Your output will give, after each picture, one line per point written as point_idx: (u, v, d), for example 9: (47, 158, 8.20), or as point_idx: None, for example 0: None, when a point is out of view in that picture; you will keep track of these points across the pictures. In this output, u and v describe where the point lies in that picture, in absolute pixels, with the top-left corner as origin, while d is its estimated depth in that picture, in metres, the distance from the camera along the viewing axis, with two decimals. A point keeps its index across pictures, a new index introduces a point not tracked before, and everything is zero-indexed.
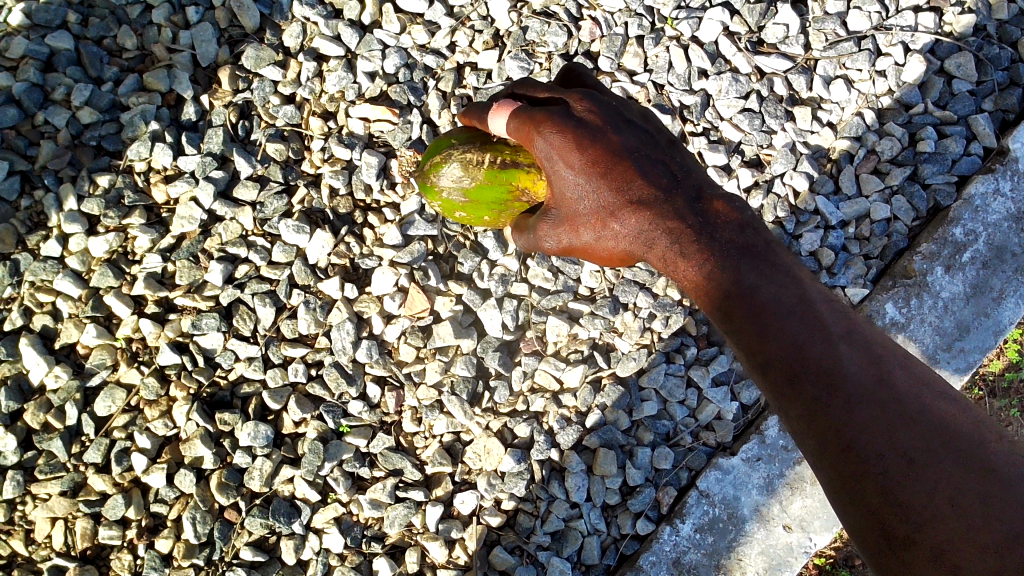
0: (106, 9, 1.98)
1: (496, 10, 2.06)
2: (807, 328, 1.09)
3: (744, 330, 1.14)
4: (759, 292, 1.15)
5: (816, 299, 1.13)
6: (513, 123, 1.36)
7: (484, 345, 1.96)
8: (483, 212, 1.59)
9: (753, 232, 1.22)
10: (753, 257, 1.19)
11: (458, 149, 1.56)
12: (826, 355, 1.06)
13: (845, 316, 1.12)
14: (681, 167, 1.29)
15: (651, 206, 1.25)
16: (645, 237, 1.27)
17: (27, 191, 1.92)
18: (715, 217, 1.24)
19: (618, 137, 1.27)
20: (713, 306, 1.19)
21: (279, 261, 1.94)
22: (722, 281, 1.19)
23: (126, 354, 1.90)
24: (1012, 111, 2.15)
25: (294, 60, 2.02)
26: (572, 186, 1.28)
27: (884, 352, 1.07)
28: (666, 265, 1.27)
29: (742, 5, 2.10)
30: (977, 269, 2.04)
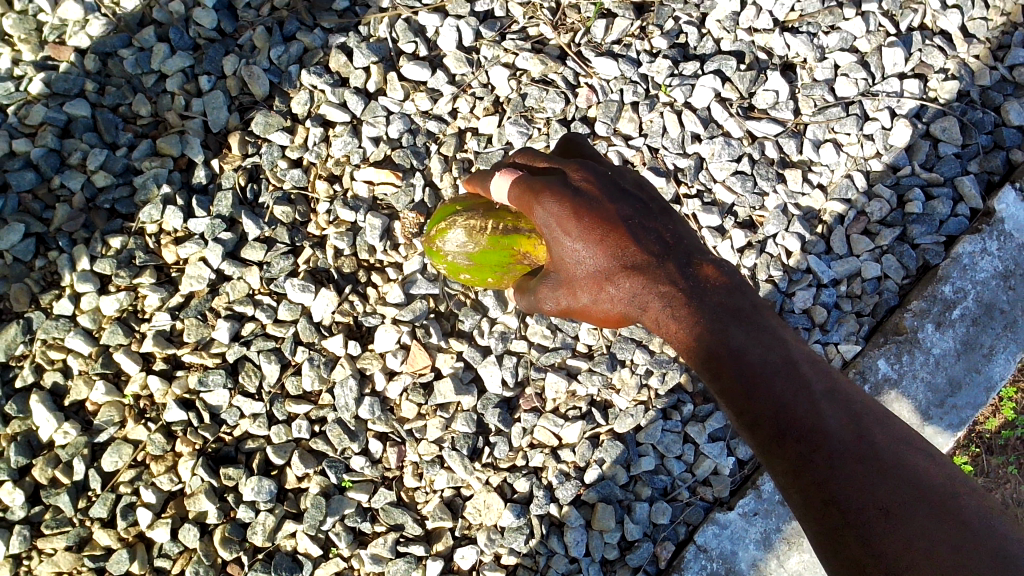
0: (123, 79, 2.09)
1: (496, 77, 2.14)
2: (793, 388, 1.12)
3: (733, 390, 1.17)
4: (747, 353, 1.18)
5: (802, 360, 1.16)
6: (514, 191, 1.40)
7: (484, 401, 2.00)
8: (487, 274, 1.63)
9: (741, 296, 1.25)
10: (741, 320, 1.21)
11: (463, 216, 1.61)
12: (810, 413, 1.10)
13: (830, 377, 1.15)
14: (676, 233, 1.31)
15: (644, 271, 1.28)
16: (638, 300, 1.29)
17: (42, 252, 1.99)
18: (705, 282, 1.27)
19: (612, 204, 1.30)
20: (704, 366, 1.22)
21: (284, 319, 1.99)
22: (710, 343, 1.21)
23: (134, 410, 1.94)
24: (997, 172, 2.22)
25: (301, 126, 2.09)
26: (569, 252, 1.30)
27: (865, 408, 1.11)
28: (659, 327, 1.30)
29: (732, 72, 2.19)
30: (967, 325, 2.09)
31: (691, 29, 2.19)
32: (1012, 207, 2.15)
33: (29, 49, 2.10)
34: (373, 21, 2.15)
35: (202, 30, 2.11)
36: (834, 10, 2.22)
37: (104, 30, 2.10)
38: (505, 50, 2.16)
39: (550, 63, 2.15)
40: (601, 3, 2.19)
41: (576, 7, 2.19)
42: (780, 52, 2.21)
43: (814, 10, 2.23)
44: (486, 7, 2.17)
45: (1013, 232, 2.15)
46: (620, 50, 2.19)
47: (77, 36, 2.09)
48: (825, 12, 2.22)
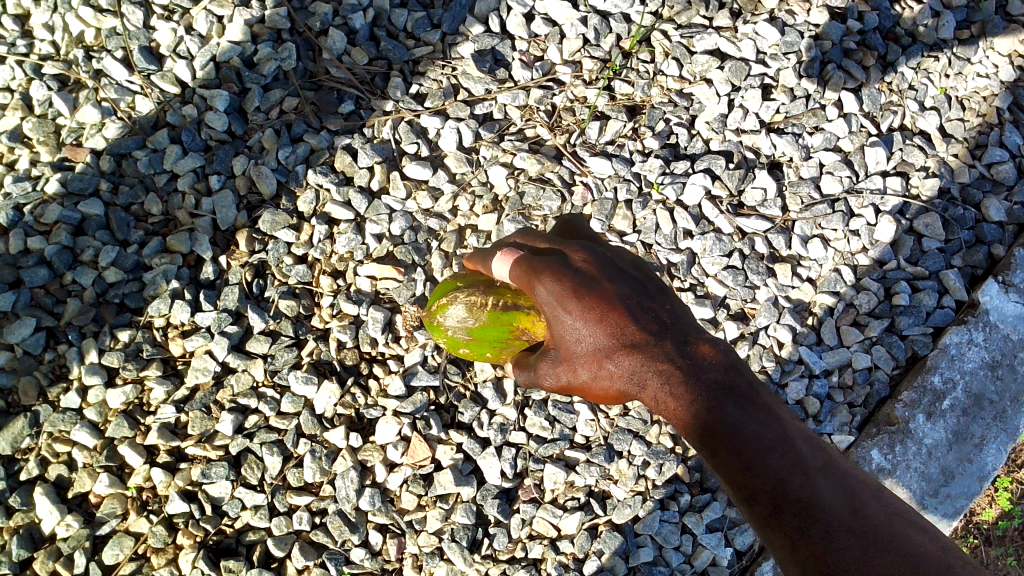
0: (135, 178, 2.17)
1: (495, 177, 2.24)
2: (789, 464, 1.19)
3: (731, 466, 1.22)
4: (744, 430, 1.23)
5: (795, 435, 1.23)
6: (516, 269, 1.44)
7: (483, 493, 2.02)
8: (485, 349, 1.67)
9: (736, 372, 1.30)
10: (737, 397, 1.26)
11: (463, 291, 1.66)
12: (806, 488, 1.17)
13: (819, 450, 1.23)
14: (671, 312, 1.36)
15: (642, 349, 1.32)
16: (637, 377, 1.32)
17: (51, 345, 2.04)
18: (702, 360, 1.32)
19: (611, 284, 1.34)
20: (701, 442, 1.26)
21: (287, 411, 2.03)
22: (707, 418, 1.26)
23: (136, 502, 1.96)
24: (979, 266, 2.30)
25: (307, 223, 2.16)
26: (570, 329, 1.33)
27: (855, 484, 1.20)
28: (655, 403, 1.33)
29: (721, 171, 2.28)
30: (957, 416, 2.14)
31: (682, 130, 2.30)
32: (996, 299, 2.23)
33: (47, 150, 2.19)
34: (377, 123, 2.24)
35: (213, 133, 2.20)
36: (817, 112, 2.34)
37: (119, 133, 2.19)
38: (504, 150, 2.25)
39: (546, 162, 2.25)
40: (595, 105, 2.30)
41: (571, 109, 2.30)
42: (767, 151, 2.31)
43: (798, 112, 2.34)
44: (486, 110, 2.28)
45: (998, 323, 2.21)
46: (614, 150, 2.28)
47: (94, 138, 2.19)
48: (809, 114, 2.34)
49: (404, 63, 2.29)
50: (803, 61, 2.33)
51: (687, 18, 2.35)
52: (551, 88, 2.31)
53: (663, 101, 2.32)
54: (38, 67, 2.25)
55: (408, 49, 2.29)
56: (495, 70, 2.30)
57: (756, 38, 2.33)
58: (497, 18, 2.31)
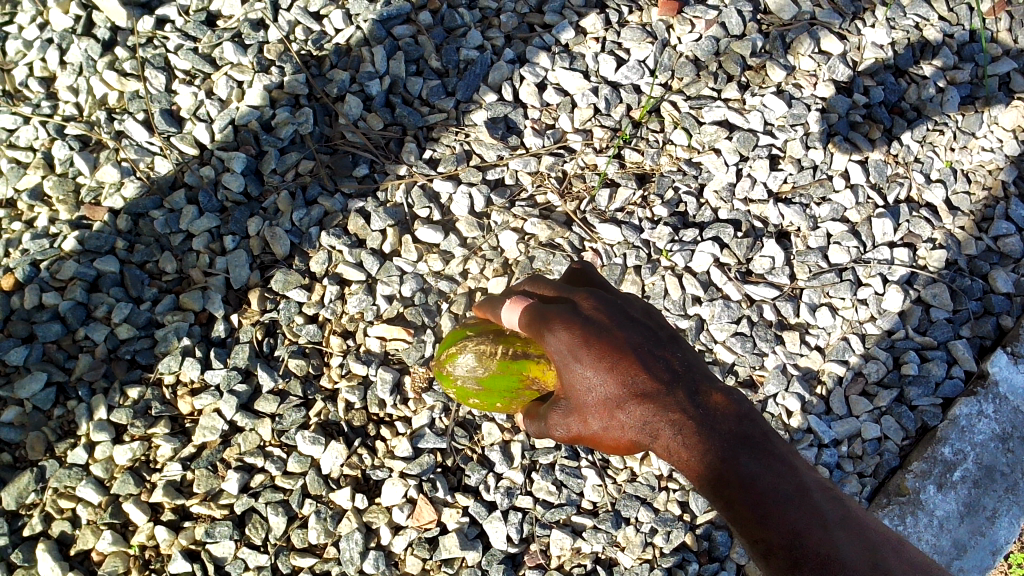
0: (151, 237, 2.20)
1: (505, 241, 2.26)
2: (808, 517, 1.19)
3: (747, 519, 1.22)
4: (759, 482, 1.23)
5: (813, 488, 1.23)
6: (525, 317, 1.47)
7: (489, 557, 2.00)
8: (495, 399, 1.68)
9: (750, 423, 1.30)
10: (751, 448, 1.26)
11: (474, 340, 1.69)
12: (824, 541, 1.17)
13: (839, 503, 1.22)
14: (684, 361, 1.36)
15: (653, 398, 1.32)
16: (649, 428, 1.33)
17: (61, 401, 2.06)
18: (715, 410, 1.31)
19: (621, 333, 1.36)
20: (716, 494, 1.25)
21: (293, 471, 2.02)
22: (721, 470, 1.25)
23: (139, 561, 1.96)
24: (989, 337, 2.30)
25: (319, 283, 2.19)
26: (580, 378, 1.36)
27: (875, 536, 1.19)
28: (670, 455, 1.33)
29: (730, 239, 2.30)
30: (968, 487, 2.12)
31: (690, 199, 2.33)
32: (1005, 370, 2.23)
33: (66, 209, 2.23)
34: (390, 187, 2.28)
35: (230, 194, 2.24)
36: (824, 183, 2.37)
37: (137, 192, 2.23)
38: (515, 216, 2.28)
39: (556, 228, 2.27)
40: (605, 172, 2.34)
41: (581, 176, 2.34)
42: (775, 221, 2.33)
43: (805, 182, 2.37)
44: (497, 175, 2.31)
45: (1008, 395, 2.21)
46: (623, 217, 2.31)
47: (112, 197, 2.23)
48: (816, 184, 2.37)
49: (418, 129, 2.34)
50: (810, 133, 2.37)
51: (696, 89, 2.40)
52: (562, 155, 2.35)
53: (672, 169, 2.35)
54: (61, 128, 2.32)
55: (422, 116, 2.34)
56: (507, 137, 2.35)
57: (764, 110, 2.38)
58: (510, 87, 2.37)
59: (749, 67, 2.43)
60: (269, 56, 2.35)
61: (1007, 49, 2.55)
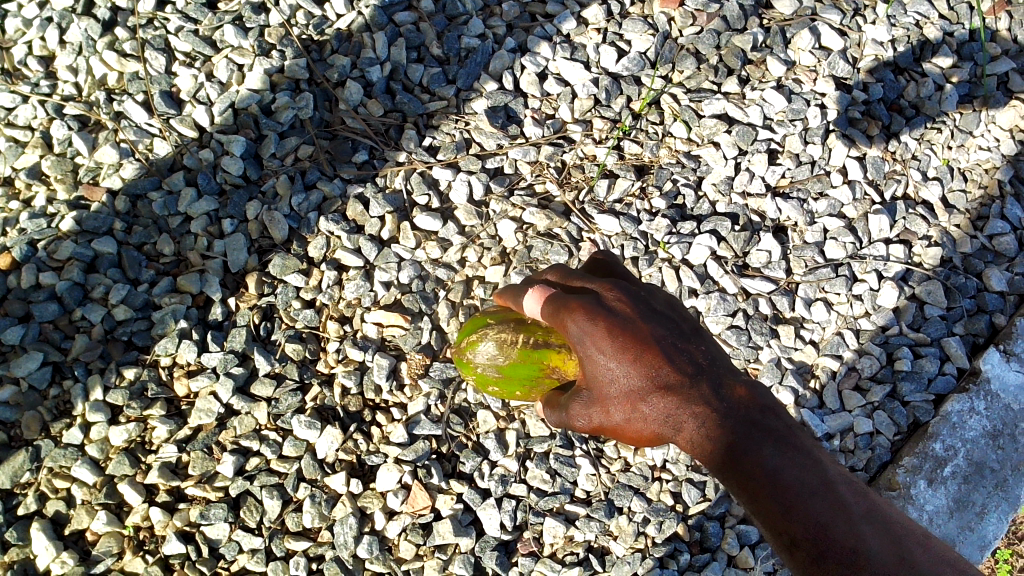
0: (150, 219, 2.20)
1: (503, 230, 2.26)
2: (832, 510, 1.18)
3: (771, 512, 1.21)
4: (783, 474, 1.22)
5: (837, 481, 1.22)
6: (548, 307, 1.49)
7: (482, 544, 2.01)
8: (515, 387, 1.71)
9: (772, 415, 1.31)
10: (776, 440, 1.26)
11: (495, 329, 1.72)
12: (849, 536, 1.16)
13: (865, 497, 1.21)
14: (707, 356, 1.38)
15: (676, 391, 1.34)
16: (672, 420, 1.35)
17: (57, 381, 2.05)
18: (738, 403, 1.32)
19: (646, 324, 1.37)
20: (739, 486, 1.26)
21: (288, 455, 2.03)
22: (745, 461, 1.26)
23: (132, 542, 1.95)
24: (981, 334, 2.31)
25: (316, 269, 2.18)
26: (604, 369, 1.38)
27: (903, 531, 1.18)
28: (692, 447, 1.33)
29: (727, 233, 2.31)
30: (958, 483, 2.14)
31: (689, 191, 2.33)
32: (997, 367, 2.24)
33: (64, 188, 2.22)
34: (390, 173, 2.29)
35: (228, 176, 2.23)
36: (822, 178, 2.38)
37: (136, 174, 2.23)
38: (513, 205, 2.29)
39: (555, 218, 2.28)
40: (604, 163, 2.34)
41: (581, 167, 2.34)
42: (772, 215, 2.35)
43: (803, 177, 2.38)
44: (496, 164, 2.31)
45: (1000, 392, 2.23)
46: (622, 208, 2.31)
47: (111, 177, 2.22)
48: (814, 179, 2.38)
49: (418, 116, 2.34)
50: (809, 128, 2.39)
51: (697, 82, 2.41)
52: (562, 145, 2.35)
53: (671, 162, 2.36)
54: (60, 107, 2.31)
55: (422, 103, 2.35)
56: (507, 126, 2.35)
57: (763, 105, 2.39)
58: (511, 76, 2.37)
59: (749, 61, 2.44)
60: (270, 40, 2.34)
61: (1006, 48, 2.57)
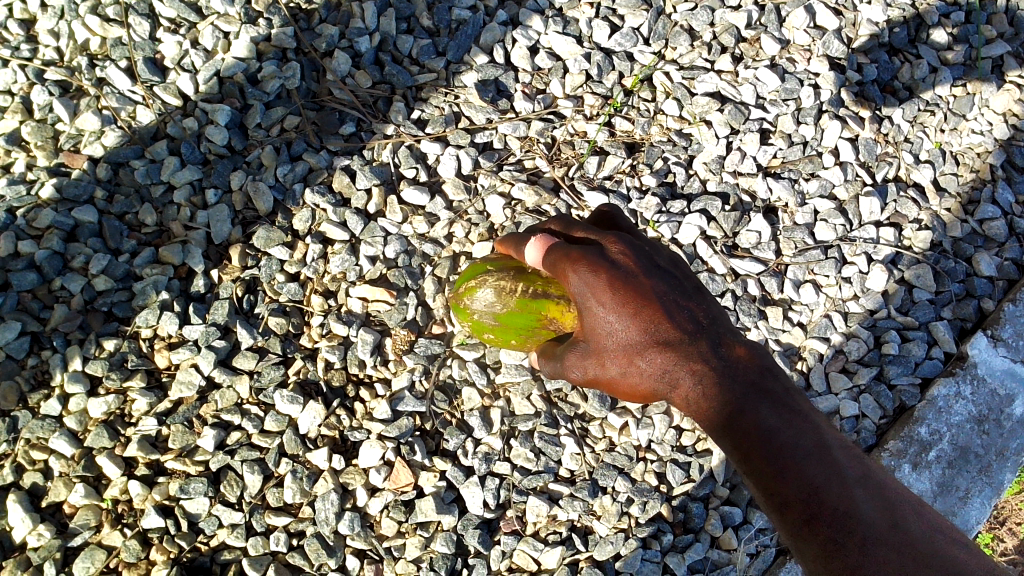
0: (132, 188, 2.16)
1: (492, 206, 2.24)
2: (826, 472, 1.22)
3: (764, 470, 1.26)
4: (778, 434, 1.28)
5: (833, 446, 1.26)
6: (551, 257, 1.52)
7: (465, 522, 1.99)
8: (511, 335, 1.74)
9: (772, 378, 1.37)
10: (774, 402, 1.32)
11: (494, 275, 1.72)
12: (842, 498, 1.19)
13: (860, 463, 1.25)
14: (707, 314, 1.44)
15: (675, 347, 1.40)
16: (668, 375, 1.41)
17: (35, 351, 2.01)
18: (736, 362, 1.38)
19: (649, 279, 1.42)
20: (735, 445, 1.32)
21: (270, 430, 2.00)
22: (742, 420, 1.31)
23: (110, 516, 1.93)
24: (969, 319, 2.31)
25: (301, 242, 2.15)
26: (603, 322, 1.42)
27: (894, 497, 1.22)
28: (688, 404, 1.40)
29: (717, 212, 2.29)
30: (943, 467, 2.14)
31: (679, 169, 2.31)
32: (984, 352, 2.24)
33: (44, 155, 2.18)
34: (377, 146, 2.25)
35: (212, 146, 2.20)
36: (813, 159, 2.37)
37: (118, 141, 2.18)
38: (502, 180, 2.26)
39: (543, 194, 2.26)
40: (594, 140, 2.31)
41: (571, 143, 2.32)
42: (763, 195, 2.33)
43: (795, 158, 2.36)
44: (486, 139, 2.29)
45: (986, 376, 2.22)
46: (612, 185, 2.30)
47: (92, 145, 2.18)
48: (805, 160, 2.37)
49: (407, 88, 2.31)
50: (802, 108, 2.37)
51: (689, 59, 2.38)
52: (551, 121, 2.33)
53: (662, 140, 2.34)
54: (40, 72, 2.24)
55: (411, 75, 2.31)
56: (497, 100, 2.31)
57: (757, 83, 2.36)
58: (502, 50, 2.33)
59: (744, 39, 2.41)
60: (257, 7, 2.28)
61: (1001, 31, 2.54)
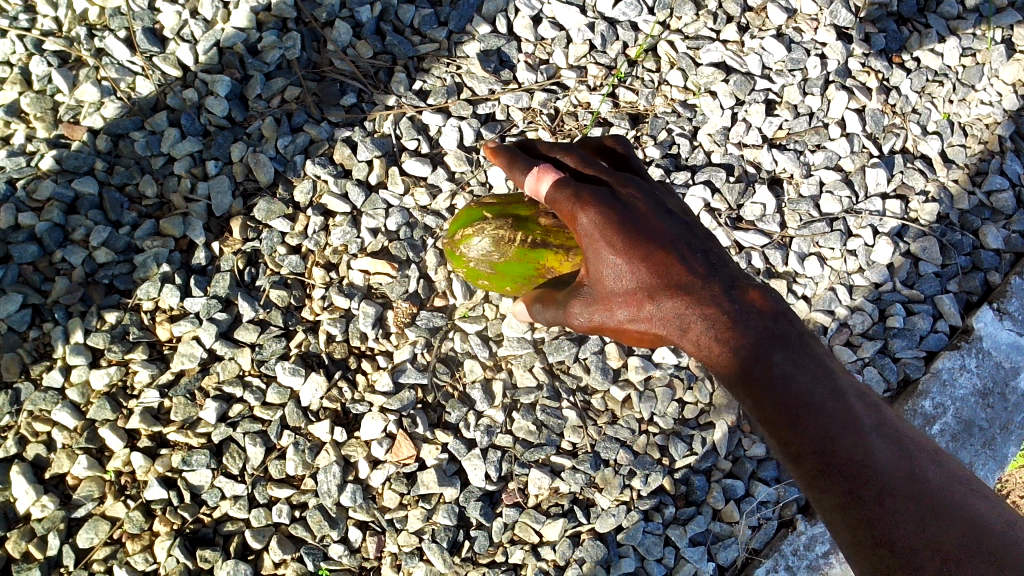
0: (132, 160, 2.15)
1: (493, 177, 2.20)
2: (840, 419, 1.26)
3: (778, 418, 1.30)
4: (791, 379, 1.31)
5: (847, 391, 1.30)
6: (556, 195, 1.48)
7: (466, 494, 1.99)
8: (506, 283, 1.78)
9: (785, 320, 1.37)
10: (786, 346, 1.34)
11: (490, 223, 1.71)
12: (859, 448, 1.24)
13: (872, 409, 1.30)
14: (718, 257, 1.44)
15: (688, 291, 1.40)
16: (680, 319, 1.41)
17: (37, 323, 2.02)
18: (749, 302, 1.39)
19: (661, 224, 1.44)
20: (749, 391, 1.34)
21: (272, 402, 2.01)
22: (755, 366, 1.34)
23: (114, 487, 1.94)
24: (975, 293, 2.29)
25: (302, 214, 2.14)
26: (613, 270, 1.42)
27: (911, 446, 1.26)
28: (698, 347, 1.40)
29: (721, 184, 2.27)
30: (946, 441, 2.12)
31: (684, 141, 2.29)
32: (990, 326, 2.23)
33: (44, 126, 2.16)
34: (379, 118, 2.23)
35: (213, 118, 2.18)
36: (820, 130, 2.34)
37: (118, 113, 2.17)
38: None
39: None
40: (598, 111, 2.30)
41: (574, 114, 2.30)
42: (768, 167, 2.31)
43: (801, 129, 2.34)
44: (488, 110, 2.27)
45: (991, 350, 2.21)
46: None
47: (92, 116, 2.16)
48: (812, 132, 2.34)
49: (409, 59, 2.29)
50: (808, 79, 2.35)
51: (694, 29, 2.35)
52: (555, 92, 2.31)
53: (666, 111, 2.31)
54: (39, 43, 2.22)
55: (413, 45, 2.29)
56: (499, 71, 2.30)
57: (762, 54, 2.34)
58: (505, 19, 2.31)
59: (750, 8, 2.37)
60: None
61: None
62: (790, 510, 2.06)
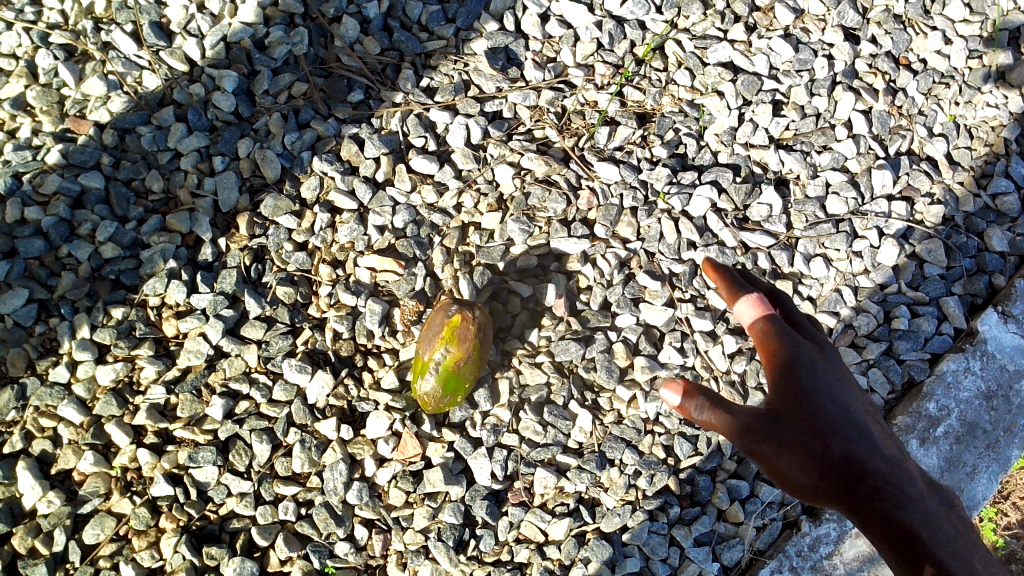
0: (138, 155, 2.14)
1: (501, 175, 2.20)
2: (962, 531, 1.47)
3: (881, 531, 1.44)
4: (919, 498, 1.47)
5: (953, 507, 1.52)
6: (773, 327, 1.57)
7: (472, 493, 2.00)
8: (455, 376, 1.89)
9: (903, 454, 1.55)
10: (911, 474, 1.50)
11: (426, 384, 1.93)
12: (981, 557, 1.45)
13: (949, 513, 1.49)
14: (841, 373, 1.58)
15: (846, 446, 1.48)
16: (804, 435, 1.49)
17: (43, 318, 2.01)
18: (879, 429, 1.55)
19: (803, 348, 1.56)
20: (867, 511, 1.45)
21: (278, 399, 2.00)
22: (881, 484, 1.46)
23: (120, 483, 1.94)
24: (980, 295, 2.30)
25: (309, 211, 2.13)
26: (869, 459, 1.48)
27: (973, 542, 1.47)
28: (855, 480, 1.46)
29: (728, 184, 2.25)
30: (951, 443, 2.13)
31: (691, 141, 2.28)
32: (994, 329, 2.23)
33: (50, 120, 2.15)
34: (386, 115, 2.22)
35: (220, 113, 2.18)
36: (826, 131, 2.34)
37: (124, 107, 2.16)
38: (511, 149, 2.23)
39: (554, 164, 2.21)
40: (605, 110, 2.28)
41: (581, 113, 2.28)
42: (774, 167, 2.30)
43: (807, 130, 2.34)
44: (495, 108, 2.26)
45: (995, 352, 2.22)
46: (622, 156, 2.25)
47: (98, 111, 2.15)
48: (818, 133, 2.34)
49: (416, 56, 2.28)
50: (815, 80, 2.35)
51: (702, 28, 2.34)
52: (562, 90, 2.29)
53: (673, 110, 2.31)
54: (45, 36, 2.21)
55: (420, 42, 2.28)
56: (507, 68, 2.28)
57: (769, 54, 2.33)
58: (512, 17, 2.30)
59: (758, 8, 2.37)
60: None
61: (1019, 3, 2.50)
62: (794, 511, 2.07)
